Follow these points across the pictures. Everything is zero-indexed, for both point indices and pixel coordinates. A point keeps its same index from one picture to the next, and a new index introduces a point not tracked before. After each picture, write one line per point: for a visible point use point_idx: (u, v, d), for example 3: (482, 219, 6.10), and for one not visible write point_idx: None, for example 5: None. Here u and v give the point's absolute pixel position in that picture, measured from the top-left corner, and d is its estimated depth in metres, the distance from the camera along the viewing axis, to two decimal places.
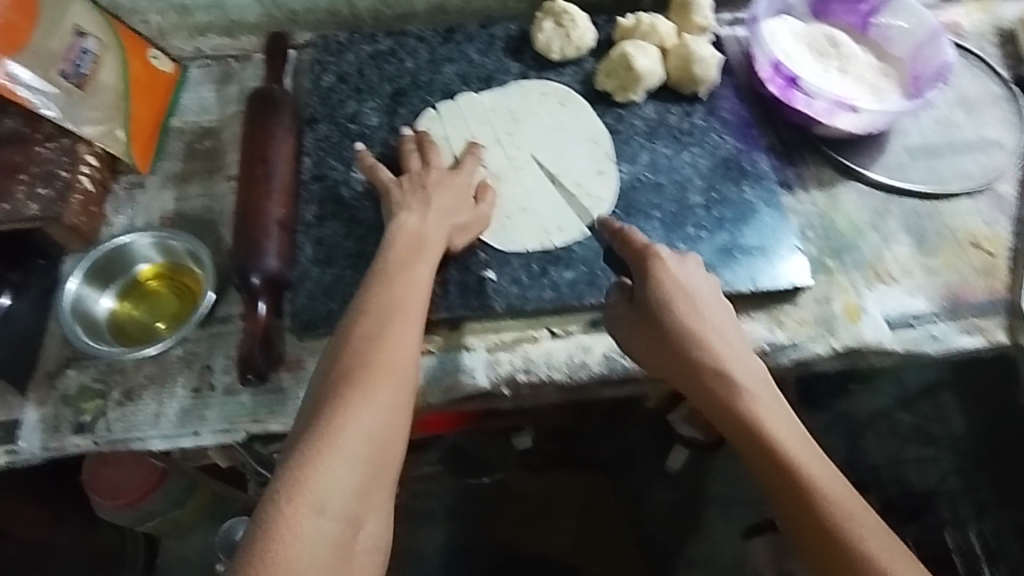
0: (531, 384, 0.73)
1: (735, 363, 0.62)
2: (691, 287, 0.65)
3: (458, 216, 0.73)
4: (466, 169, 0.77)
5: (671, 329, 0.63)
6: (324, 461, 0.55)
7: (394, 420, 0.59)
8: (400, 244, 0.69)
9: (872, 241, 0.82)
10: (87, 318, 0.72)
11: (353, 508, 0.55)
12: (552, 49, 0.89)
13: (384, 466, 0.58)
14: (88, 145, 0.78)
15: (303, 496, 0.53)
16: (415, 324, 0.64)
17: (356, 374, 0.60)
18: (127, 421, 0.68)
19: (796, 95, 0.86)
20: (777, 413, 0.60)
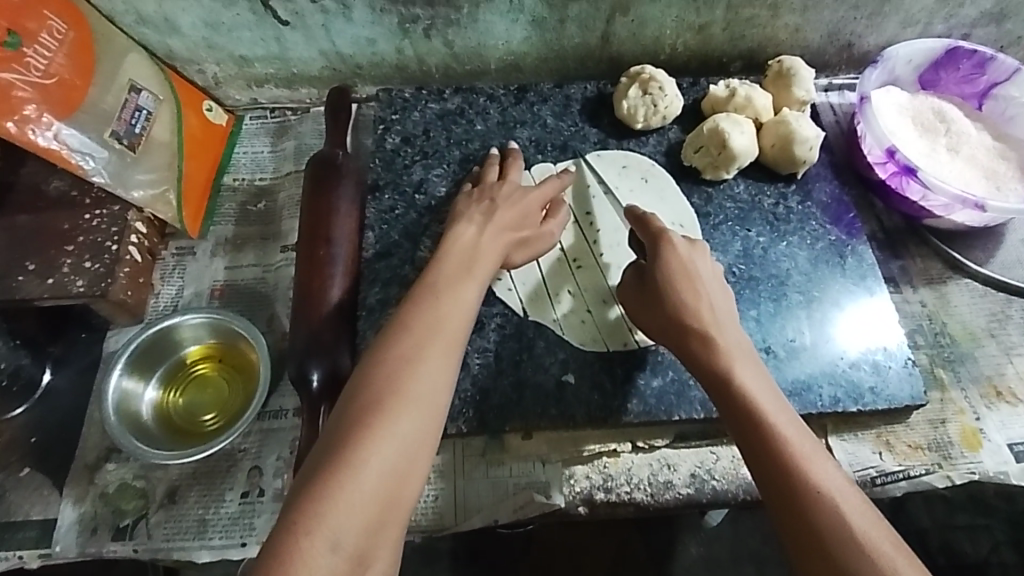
0: (610, 505, 0.65)
1: (744, 372, 0.56)
2: (710, 296, 0.61)
3: (519, 231, 0.69)
4: (543, 188, 0.72)
5: (683, 334, 0.60)
6: (339, 488, 0.47)
7: (418, 446, 0.51)
8: (451, 254, 0.63)
9: (991, 353, 0.74)
10: (132, 414, 0.65)
11: (363, 543, 0.46)
12: (636, 118, 0.82)
13: (400, 487, 0.49)
14: (138, 211, 0.73)
15: (316, 526, 0.45)
16: (453, 346, 0.57)
17: (379, 391, 0.52)
18: (170, 528, 0.62)
19: (910, 183, 0.77)
20: (802, 438, 0.52)
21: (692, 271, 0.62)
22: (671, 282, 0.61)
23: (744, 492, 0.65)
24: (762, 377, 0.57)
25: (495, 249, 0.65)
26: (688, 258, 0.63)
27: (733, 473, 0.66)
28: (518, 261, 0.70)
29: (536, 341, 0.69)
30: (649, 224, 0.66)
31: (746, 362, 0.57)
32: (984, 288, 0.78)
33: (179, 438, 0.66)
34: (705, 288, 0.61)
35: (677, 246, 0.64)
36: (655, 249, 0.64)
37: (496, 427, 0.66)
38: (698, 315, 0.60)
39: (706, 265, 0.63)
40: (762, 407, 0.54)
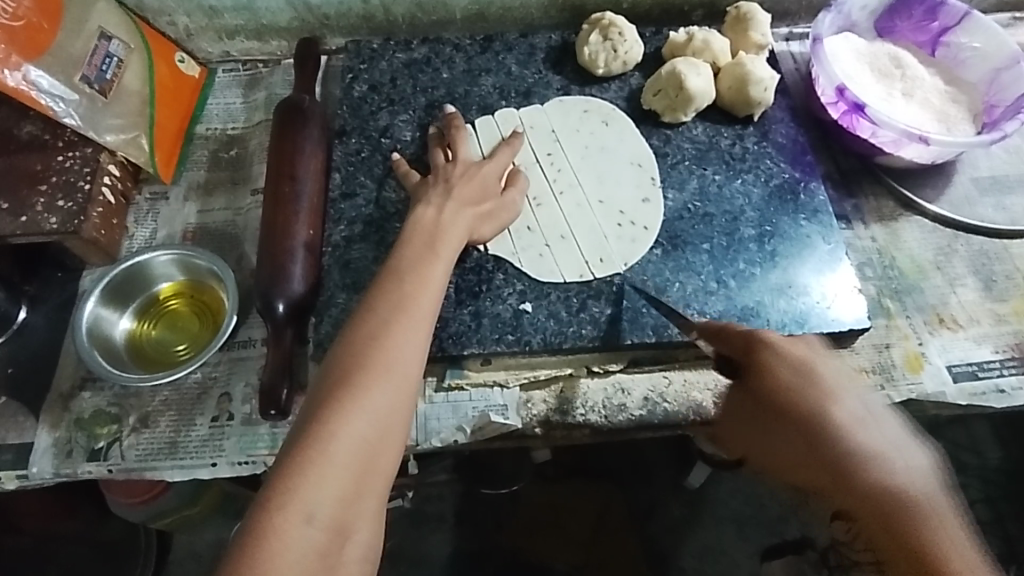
0: (566, 426, 0.68)
1: (910, 500, 0.52)
2: (847, 403, 0.57)
3: (480, 205, 0.70)
4: (496, 159, 0.74)
5: (828, 463, 0.55)
6: (315, 466, 0.51)
7: (390, 424, 0.55)
8: (415, 236, 0.65)
9: (936, 284, 0.76)
10: (104, 341, 0.68)
11: (337, 515, 0.51)
12: (597, 64, 0.84)
13: (373, 468, 0.53)
14: (110, 154, 0.75)
15: (289, 500, 0.50)
16: (423, 320, 0.60)
17: (348, 371, 0.55)
18: (142, 450, 0.65)
19: (859, 121, 0.79)
20: (971, 563, 0.50)
21: (817, 389, 0.58)
22: (803, 393, 0.57)
23: (692, 412, 0.68)
24: (919, 477, 0.54)
25: (459, 225, 0.67)
26: (805, 358, 0.59)
27: (684, 396, 0.69)
28: (487, 234, 0.71)
29: (495, 273, 0.72)
30: (738, 335, 0.62)
31: (909, 474, 0.54)
32: (933, 224, 0.80)
33: (151, 367, 0.69)
34: (837, 395, 0.58)
35: (786, 348, 0.59)
36: (769, 352, 0.59)
37: (456, 355, 0.68)
38: (838, 431, 0.56)
39: (828, 363, 0.60)
40: (928, 529, 0.51)
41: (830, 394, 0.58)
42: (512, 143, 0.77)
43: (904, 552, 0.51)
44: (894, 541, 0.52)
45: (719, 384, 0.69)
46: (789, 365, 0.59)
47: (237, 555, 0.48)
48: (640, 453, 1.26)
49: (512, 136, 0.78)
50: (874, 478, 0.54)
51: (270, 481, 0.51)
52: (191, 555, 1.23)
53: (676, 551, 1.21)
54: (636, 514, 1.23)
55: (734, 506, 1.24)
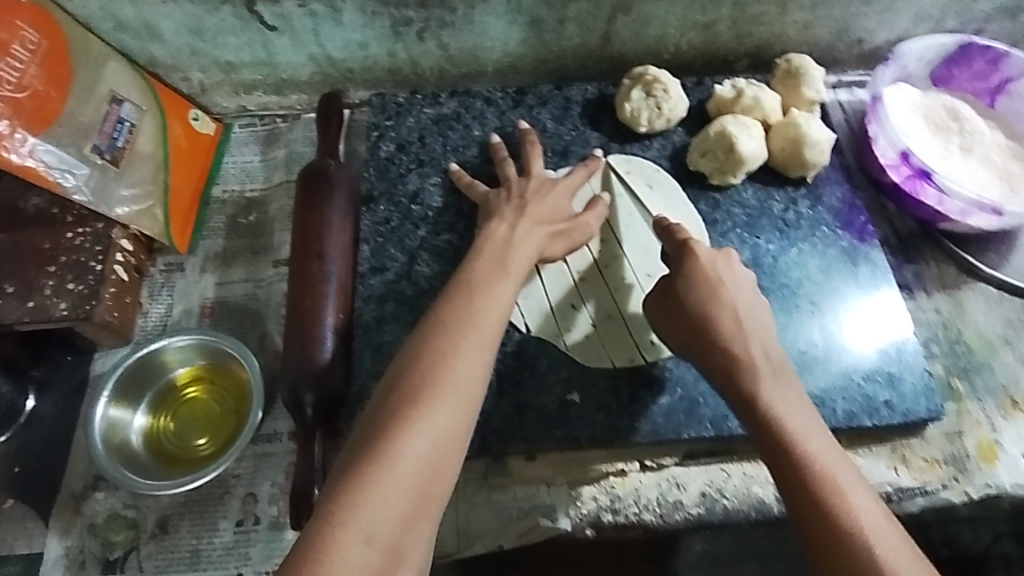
0: (618, 527, 0.62)
1: (772, 379, 0.57)
2: (740, 309, 0.60)
3: (554, 224, 0.68)
4: (571, 178, 0.72)
5: (707, 336, 0.59)
6: (376, 480, 0.48)
7: (450, 442, 0.51)
8: (486, 250, 0.63)
9: (1007, 362, 0.71)
10: (119, 443, 0.63)
11: (397, 537, 0.47)
12: (640, 121, 0.79)
13: (431, 491, 0.49)
14: (123, 228, 0.70)
15: (351, 517, 0.46)
16: (492, 337, 0.56)
17: (413, 381, 0.52)
18: (161, 561, 0.60)
19: (925, 188, 0.74)
20: (845, 469, 0.52)
21: (718, 278, 0.61)
22: (706, 299, 0.60)
23: (755, 510, 0.63)
24: (796, 394, 0.57)
25: (532, 243, 0.65)
26: (717, 271, 0.62)
27: (745, 493, 0.64)
28: (558, 254, 0.67)
29: (538, 358, 0.67)
30: (675, 236, 0.64)
31: (774, 365, 0.58)
32: (1000, 294, 0.76)
33: (172, 466, 0.64)
34: (733, 302, 0.60)
35: (702, 258, 0.62)
36: (687, 260, 0.62)
37: (499, 451, 0.63)
38: (726, 335, 0.59)
39: (735, 274, 0.62)
40: (803, 436, 0.53)
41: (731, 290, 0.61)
42: (588, 164, 0.74)
43: (783, 455, 0.53)
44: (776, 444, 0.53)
45: None
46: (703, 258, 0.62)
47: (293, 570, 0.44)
48: None
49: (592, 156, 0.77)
50: (763, 386, 0.56)
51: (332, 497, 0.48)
52: None
53: None
54: None
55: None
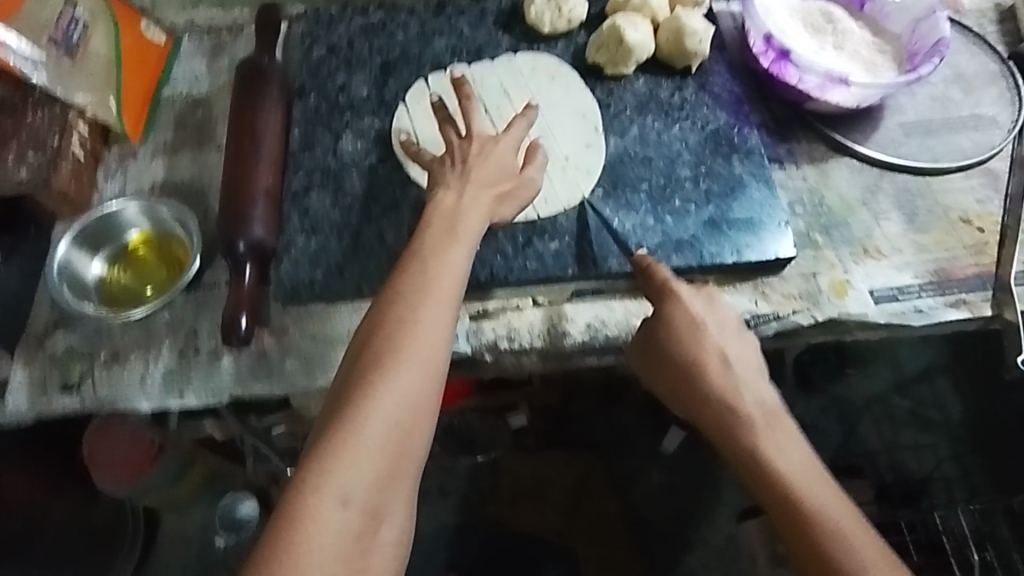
0: (513, 353, 0.73)
1: (744, 391, 0.66)
2: (720, 357, 0.67)
3: (499, 186, 0.71)
4: (511, 133, 0.74)
5: (684, 367, 0.67)
6: (345, 452, 0.56)
7: (416, 408, 0.59)
8: (435, 218, 0.67)
9: (862, 219, 0.81)
10: (78, 284, 0.73)
11: (372, 499, 0.56)
12: (543, 23, 0.89)
13: (400, 458, 0.58)
14: (79, 113, 0.79)
15: (325, 483, 0.55)
16: (447, 299, 0.63)
17: (377, 352, 0.60)
18: (113, 384, 0.69)
19: (786, 68, 0.84)
20: (818, 486, 0.62)
21: (694, 313, 0.68)
22: (686, 351, 0.67)
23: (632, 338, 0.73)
24: (779, 427, 0.65)
25: (479, 209, 0.69)
26: (698, 313, 0.68)
27: (624, 324, 0.74)
28: (509, 214, 0.73)
29: None
30: (654, 277, 0.69)
31: (749, 388, 0.66)
32: (860, 164, 0.86)
33: (121, 306, 0.73)
34: (715, 350, 0.67)
35: (686, 302, 0.68)
36: (667, 308, 0.68)
37: None
38: (715, 384, 0.66)
39: (717, 321, 0.68)
40: (788, 469, 0.62)
41: (708, 323, 0.68)
42: (527, 116, 0.76)
43: (772, 494, 0.62)
44: (767, 483, 0.62)
45: None
46: (683, 301, 0.68)
47: (278, 536, 0.54)
48: (618, 423, 1.30)
49: (526, 109, 0.77)
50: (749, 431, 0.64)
51: (309, 463, 0.56)
52: (180, 537, 1.32)
53: (665, 525, 1.26)
54: (616, 481, 1.28)
55: (704, 460, 1.29)
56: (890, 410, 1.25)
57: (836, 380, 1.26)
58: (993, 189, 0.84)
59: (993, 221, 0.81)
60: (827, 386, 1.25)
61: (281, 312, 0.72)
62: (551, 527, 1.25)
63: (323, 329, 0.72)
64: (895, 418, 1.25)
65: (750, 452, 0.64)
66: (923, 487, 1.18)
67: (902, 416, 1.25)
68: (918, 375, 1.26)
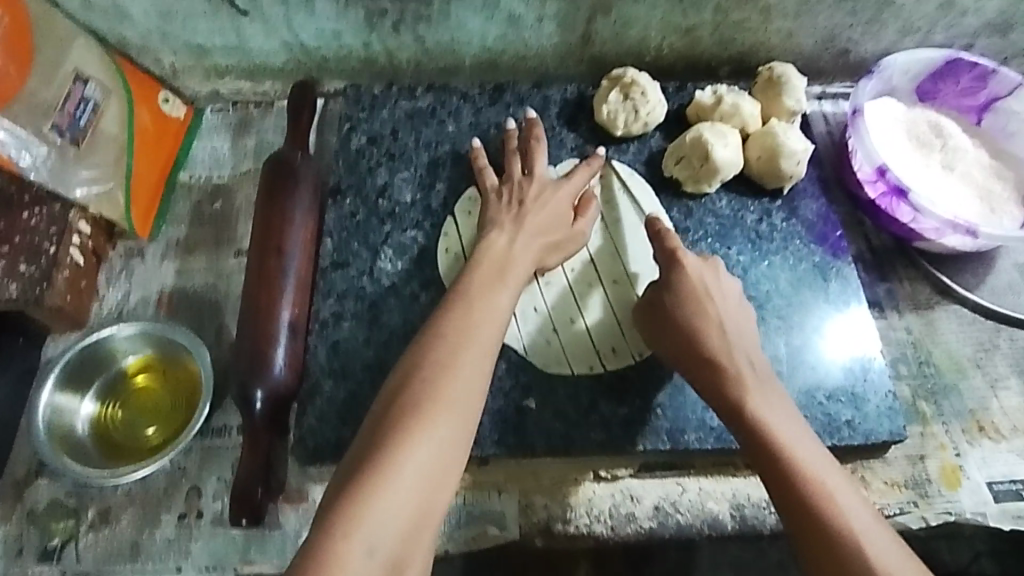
0: (568, 538, 0.62)
1: (758, 390, 0.56)
2: (722, 317, 0.59)
3: (552, 234, 0.66)
4: (573, 179, 0.70)
5: (698, 353, 0.58)
6: (372, 495, 0.47)
7: (448, 458, 0.50)
8: (484, 261, 0.61)
9: (976, 386, 0.70)
10: (71, 431, 0.62)
11: (399, 551, 0.46)
12: (616, 125, 0.77)
13: (429, 512, 0.48)
14: (81, 210, 0.69)
15: (354, 530, 0.45)
16: (490, 348, 0.56)
17: (414, 395, 0.51)
18: (102, 552, 0.59)
19: (899, 205, 0.72)
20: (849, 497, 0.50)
21: (703, 286, 0.60)
22: (687, 311, 0.59)
23: (708, 526, 0.63)
24: (783, 407, 0.55)
25: (529, 257, 0.63)
26: (704, 280, 0.61)
27: (698, 507, 0.63)
28: (552, 265, 0.67)
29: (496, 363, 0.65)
30: (665, 242, 0.62)
31: (760, 372, 0.57)
32: (972, 315, 0.75)
33: (121, 454, 0.63)
34: (718, 313, 0.59)
35: (689, 268, 0.61)
36: (674, 265, 0.61)
37: None
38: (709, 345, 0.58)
39: (723, 287, 0.61)
40: (796, 452, 0.52)
41: (717, 301, 0.60)
42: (590, 164, 0.72)
43: (775, 476, 0.52)
44: (767, 464, 0.52)
45: (737, 494, 0.64)
46: (691, 272, 0.61)
47: None
48: None
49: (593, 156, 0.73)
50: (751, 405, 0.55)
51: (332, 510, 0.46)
52: None
53: None
54: None
55: None
56: None
57: None
58: None
59: None
60: None
61: (300, 473, 0.62)
62: None
63: None
64: None
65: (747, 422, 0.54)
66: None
67: None
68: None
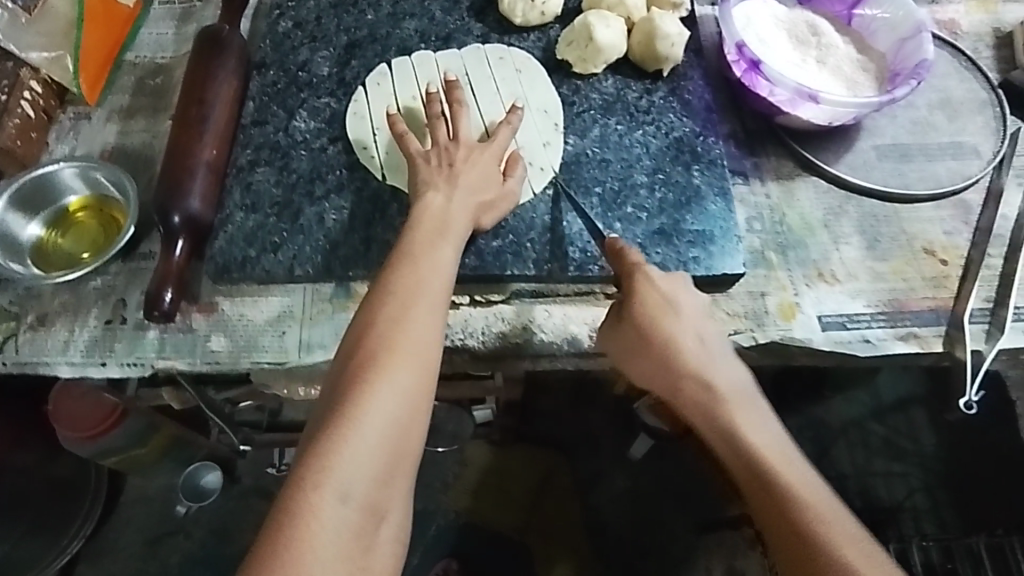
0: (445, 349, 0.72)
1: (738, 404, 0.63)
2: (691, 334, 0.66)
3: (484, 194, 0.71)
4: (498, 141, 0.74)
5: (671, 367, 0.65)
6: (344, 442, 0.54)
7: (412, 413, 0.57)
8: (424, 222, 0.67)
9: (821, 241, 0.79)
10: (15, 245, 0.72)
11: (374, 495, 0.54)
12: (515, 13, 0.86)
13: (403, 454, 0.56)
14: (33, 70, 0.79)
15: (328, 479, 0.52)
16: (439, 300, 0.63)
17: (373, 348, 0.59)
18: (37, 346, 0.69)
19: (758, 79, 0.81)
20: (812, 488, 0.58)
21: (666, 296, 0.66)
22: (650, 331, 0.65)
23: (567, 343, 0.72)
24: (751, 409, 0.63)
25: (464, 216, 0.68)
26: (667, 292, 0.66)
27: (561, 328, 0.72)
28: (490, 224, 0.72)
29: (391, 204, 0.74)
30: (624, 259, 0.68)
31: (731, 382, 0.64)
32: (828, 185, 0.83)
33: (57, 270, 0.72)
34: (684, 329, 0.65)
35: (655, 282, 0.66)
36: (632, 288, 0.66)
37: (342, 276, 0.71)
38: (681, 363, 0.64)
39: (686, 297, 0.67)
40: (760, 450, 0.60)
41: (683, 314, 0.66)
42: (511, 121, 0.76)
43: (762, 496, 0.59)
44: (753, 479, 0.59)
45: (596, 320, 0.73)
46: (656, 284, 0.66)
47: (276, 542, 0.50)
48: (586, 423, 1.28)
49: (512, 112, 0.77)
50: (729, 426, 0.62)
51: (308, 461, 0.53)
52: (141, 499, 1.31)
53: (627, 533, 1.22)
54: (580, 483, 1.25)
55: (671, 468, 1.26)
56: (865, 436, 1.22)
57: (815, 403, 1.23)
58: (962, 222, 0.81)
59: (957, 254, 0.79)
60: (803, 407, 1.21)
61: (212, 288, 0.72)
62: (511, 523, 1.23)
63: (253, 309, 0.71)
64: (869, 445, 1.22)
65: (736, 446, 0.61)
66: (890, 516, 1.14)
67: (877, 443, 1.22)
68: (896, 404, 1.24)
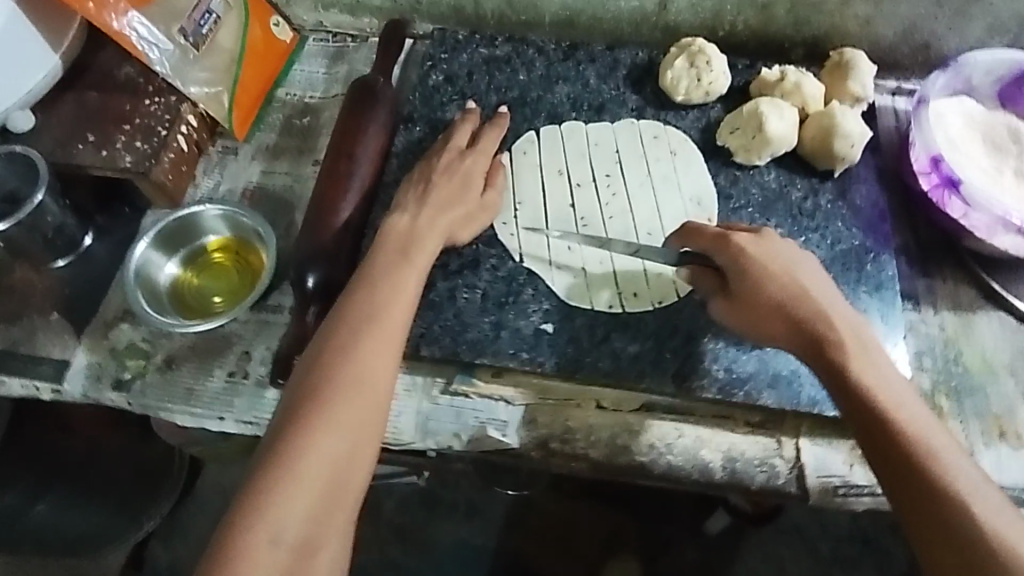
0: (563, 455, 0.66)
1: (861, 358, 0.57)
2: (810, 289, 0.60)
3: (455, 208, 0.70)
4: (482, 147, 0.75)
5: (794, 320, 0.59)
6: (285, 481, 0.52)
7: (356, 447, 0.55)
8: (388, 243, 0.66)
9: (1005, 390, 0.69)
10: (155, 283, 0.73)
11: (306, 534, 0.51)
12: (677, 90, 0.80)
13: (342, 491, 0.54)
14: (191, 105, 0.79)
15: (262, 518, 0.51)
16: (394, 331, 0.60)
17: (316, 381, 0.56)
18: (161, 389, 0.69)
19: (951, 198, 0.73)
20: (957, 458, 0.52)
21: (772, 253, 0.62)
22: (774, 291, 0.60)
23: (697, 471, 0.66)
24: (881, 368, 0.56)
25: (433, 232, 0.67)
26: (771, 249, 0.62)
27: (692, 454, 0.66)
28: (466, 238, 0.71)
29: (525, 288, 0.70)
30: (700, 231, 0.64)
31: (854, 337, 0.58)
32: (1016, 323, 0.73)
33: (189, 313, 0.73)
34: (800, 280, 0.60)
35: (746, 244, 0.62)
36: (732, 249, 0.62)
37: (469, 361, 0.67)
38: (805, 310, 0.59)
39: (786, 252, 0.62)
40: (899, 414, 0.53)
41: (794, 268, 0.61)
42: (500, 124, 0.77)
43: (907, 470, 0.51)
44: (898, 455, 0.52)
45: (732, 449, 0.66)
46: (750, 243, 0.62)
47: None
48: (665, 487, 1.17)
49: (500, 116, 0.78)
50: (889, 419, 0.53)
51: (240, 501, 0.52)
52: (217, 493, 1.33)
53: None
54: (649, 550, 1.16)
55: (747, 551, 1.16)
56: None
57: None
58: None
59: None
60: None
61: None
62: None
63: None
64: None
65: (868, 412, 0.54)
66: None
67: None
68: None
